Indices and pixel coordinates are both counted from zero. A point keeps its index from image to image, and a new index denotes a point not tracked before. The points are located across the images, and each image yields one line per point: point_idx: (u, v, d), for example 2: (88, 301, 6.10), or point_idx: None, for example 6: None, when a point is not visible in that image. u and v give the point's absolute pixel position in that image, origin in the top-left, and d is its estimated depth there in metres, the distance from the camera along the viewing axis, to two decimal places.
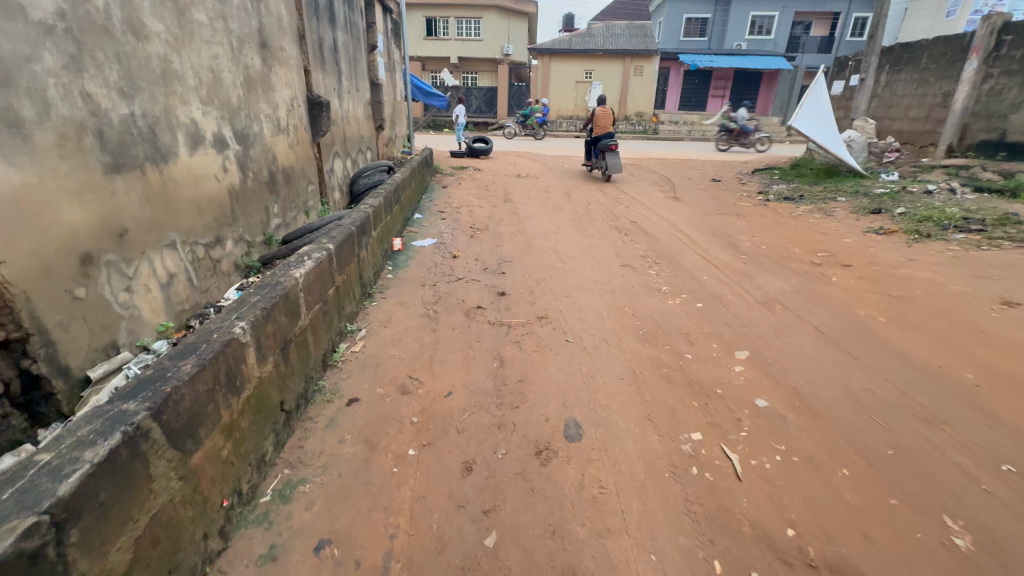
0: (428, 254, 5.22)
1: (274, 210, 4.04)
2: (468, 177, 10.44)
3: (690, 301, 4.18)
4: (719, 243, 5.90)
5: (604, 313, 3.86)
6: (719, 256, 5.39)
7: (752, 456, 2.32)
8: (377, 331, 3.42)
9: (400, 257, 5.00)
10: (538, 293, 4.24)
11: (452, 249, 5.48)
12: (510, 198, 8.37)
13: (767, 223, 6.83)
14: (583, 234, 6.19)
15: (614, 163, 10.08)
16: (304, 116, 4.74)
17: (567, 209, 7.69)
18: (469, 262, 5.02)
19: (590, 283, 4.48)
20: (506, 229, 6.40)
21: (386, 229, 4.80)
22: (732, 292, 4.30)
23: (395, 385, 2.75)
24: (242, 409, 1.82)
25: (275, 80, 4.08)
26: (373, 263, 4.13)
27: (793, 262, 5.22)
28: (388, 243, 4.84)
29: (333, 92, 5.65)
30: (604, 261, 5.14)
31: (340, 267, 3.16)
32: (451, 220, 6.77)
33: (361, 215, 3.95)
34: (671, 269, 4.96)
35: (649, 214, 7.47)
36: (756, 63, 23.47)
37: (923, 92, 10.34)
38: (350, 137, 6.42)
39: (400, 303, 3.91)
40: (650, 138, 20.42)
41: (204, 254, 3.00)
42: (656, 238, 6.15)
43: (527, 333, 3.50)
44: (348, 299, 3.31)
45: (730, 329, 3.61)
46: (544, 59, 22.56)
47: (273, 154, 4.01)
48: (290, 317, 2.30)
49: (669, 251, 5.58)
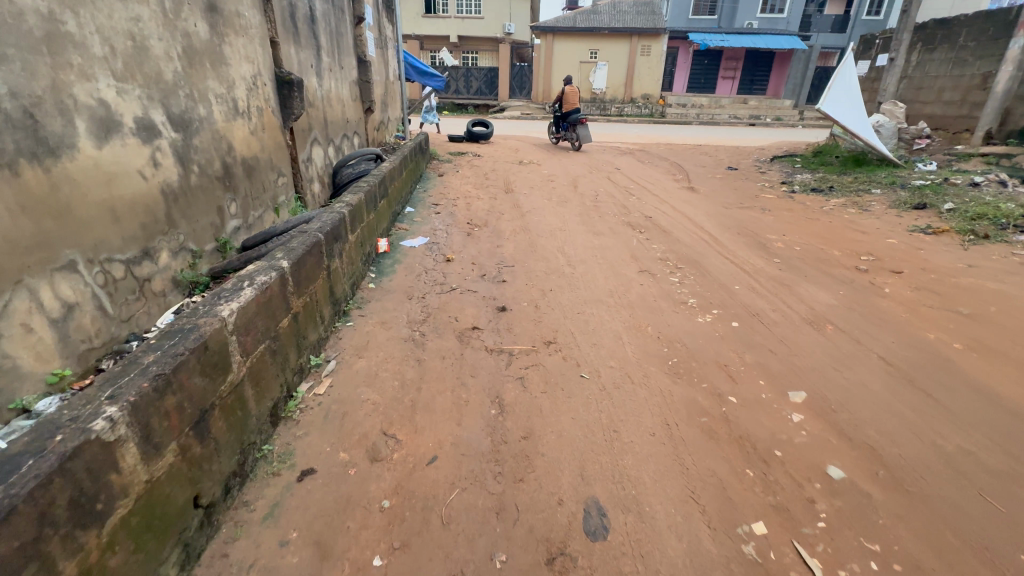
0: (417, 257, 4.58)
1: (231, 210, 3.40)
2: (467, 164, 9.74)
3: (723, 319, 3.56)
4: (747, 243, 5.26)
5: (623, 335, 3.24)
6: (748, 260, 4.74)
7: (838, 563, 1.73)
8: (350, 363, 2.80)
9: (385, 262, 4.35)
10: (543, 308, 3.61)
11: (446, 251, 4.82)
12: (512, 188, 7.71)
13: (796, 219, 6.16)
14: (592, 232, 5.54)
15: (585, 134, 11.51)
16: (270, 97, 4.05)
17: (573, 200, 7.02)
18: (463, 268, 4.38)
19: (604, 295, 3.86)
20: (507, 225, 5.75)
21: (368, 229, 4.17)
22: (771, 307, 3.67)
23: (364, 447, 2.14)
24: (108, 543, 1.22)
25: (229, 53, 3.39)
26: (350, 273, 3.51)
27: (835, 267, 4.58)
28: (370, 244, 4.21)
29: (309, 69, 4.94)
30: (619, 266, 4.50)
31: (301, 288, 2.54)
32: (447, 215, 6.10)
33: (333, 216, 3.29)
34: (695, 277, 4.33)
35: (663, 206, 6.81)
36: (770, 43, 22.41)
37: (959, 73, 9.53)
38: (332, 121, 5.73)
39: (380, 323, 3.29)
40: (657, 122, 19.57)
41: (124, 273, 2.37)
42: (674, 236, 5.51)
43: (532, 364, 2.88)
44: (313, 325, 2.70)
45: (776, 359, 2.99)
46: (548, 38, 21.51)
47: (227, 143, 3.34)
48: (211, 375, 1.68)
49: (691, 253, 4.95)
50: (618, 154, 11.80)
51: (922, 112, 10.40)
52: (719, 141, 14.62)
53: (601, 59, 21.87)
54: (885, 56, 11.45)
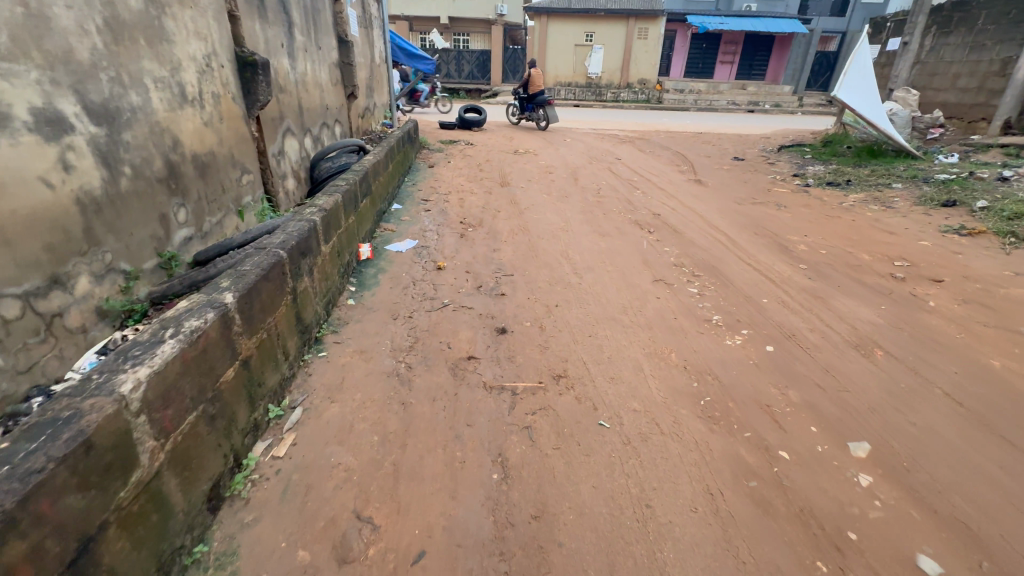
0: (404, 264, 4.06)
1: (179, 217, 2.85)
2: (459, 154, 9.15)
3: (755, 341, 3.10)
4: (767, 245, 4.79)
5: (644, 365, 2.77)
6: (772, 265, 4.29)
7: None
8: (321, 408, 2.31)
9: (367, 272, 3.84)
10: (549, 330, 3.13)
11: (437, 256, 4.31)
12: (508, 181, 7.17)
13: (816, 218, 5.71)
14: (598, 232, 5.06)
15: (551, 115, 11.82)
16: (228, 80, 3.47)
17: (575, 195, 6.51)
18: (456, 277, 3.88)
19: (617, 312, 3.39)
20: (504, 224, 5.24)
21: (348, 235, 3.65)
22: (807, 327, 3.22)
23: (332, 541, 1.67)
24: None
25: (172, 27, 2.82)
26: (324, 291, 3.00)
27: (868, 275, 4.15)
28: (351, 252, 3.70)
29: (278, 48, 4.34)
30: (631, 274, 4.03)
31: (254, 325, 2.03)
32: (438, 213, 5.56)
33: (301, 227, 2.76)
34: (716, 287, 3.88)
35: (671, 202, 6.33)
36: (770, 26, 21.74)
37: (977, 58, 9.05)
38: (308, 108, 5.14)
39: (358, 352, 2.79)
40: (655, 109, 18.96)
41: (22, 311, 1.85)
42: (687, 236, 5.05)
43: (541, 408, 2.41)
44: (271, 367, 2.19)
45: (825, 397, 2.54)
46: (542, 20, 20.71)
47: (171, 137, 2.79)
48: (102, 485, 1.19)
49: (707, 257, 4.49)
50: (617, 143, 11.25)
51: (934, 99, 9.94)
52: (721, 129, 14.10)
53: (597, 42, 21.05)
54: (898, 40, 10.90)
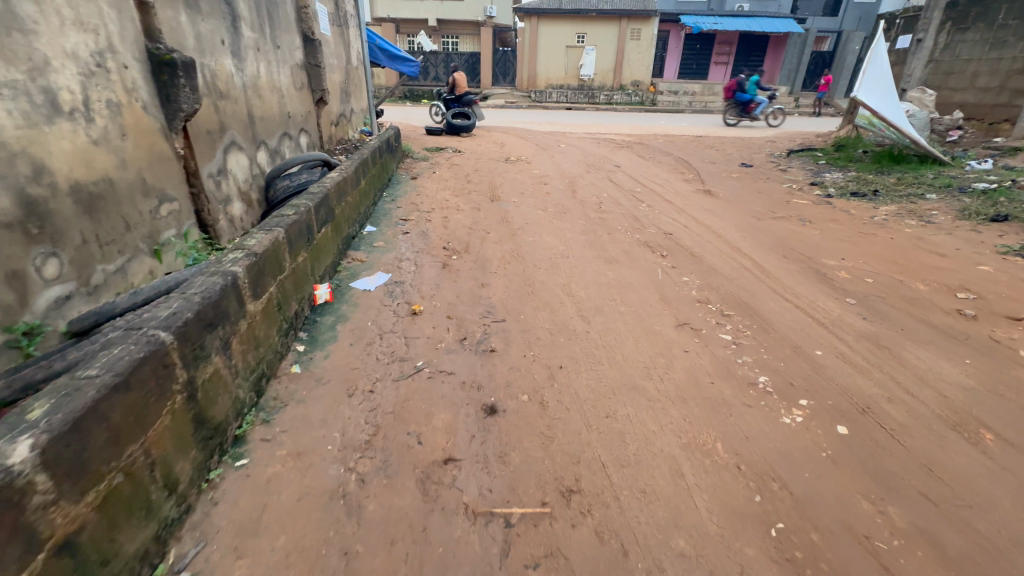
0: (372, 309, 3.31)
1: (45, 272, 2.08)
2: (445, 163, 8.42)
3: (822, 418, 2.39)
4: (801, 272, 4.10)
5: (684, 466, 2.04)
6: (814, 300, 3.59)
7: None
8: (221, 569, 1.56)
9: (323, 322, 3.09)
10: (553, 408, 2.39)
11: (412, 295, 3.56)
12: (498, 195, 6.45)
13: (848, 236, 5.04)
14: (604, 258, 4.34)
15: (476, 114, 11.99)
16: (135, 84, 2.70)
17: (574, 211, 5.80)
18: (434, 326, 3.13)
19: (638, 375, 2.67)
20: (493, 249, 4.50)
21: (295, 279, 2.88)
22: (882, 395, 2.52)
23: None
24: None
25: (32, 12, 2.06)
26: (250, 365, 2.23)
27: (930, 311, 3.47)
28: (300, 299, 2.94)
29: (215, 45, 3.58)
30: (649, 317, 3.31)
31: (91, 472, 1.28)
32: (418, 236, 4.82)
33: (210, 285, 2.00)
34: (753, 334, 3.17)
35: (683, 217, 5.63)
36: (765, 26, 21.26)
37: (997, 56, 8.47)
38: (262, 117, 4.38)
39: (293, 455, 2.03)
40: (650, 111, 18.34)
41: None
42: (707, 261, 4.36)
43: (548, 553, 1.67)
44: (135, 521, 1.44)
45: (942, 522, 1.83)
46: (532, 21, 20.04)
47: (30, 163, 2.03)
48: None
49: (736, 290, 3.79)
50: (615, 148, 10.56)
51: (950, 99, 9.35)
52: (721, 132, 13.48)
53: (589, 43, 20.39)
54: (910, 37, 10.33)
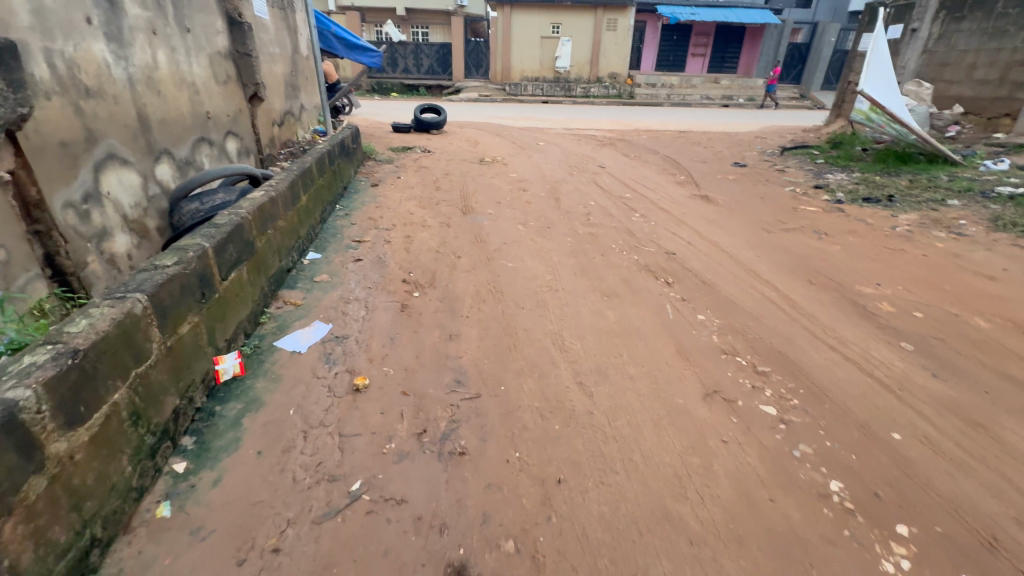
0: (298, 384, 2.43)
1: None
2: (412, 166, 7.51)
3: (938, 565, 1.67)
4: (837, 305, 3.42)
5: None
6: (866, 349, 2.89)
7: None
8: None
9: (224, 413, 2.20)
10: (555, 569, 1.62)
11: (357, 356, 2.70)
12: (471, 205, 5.60)
13: (874, 252, 4.38)
14: (600, 291, 3.57)
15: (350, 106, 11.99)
16: None
17: (559, 225, 5.00)
18: (383, 412, 2.28)
19: (668, 491, 1.90)
20: (465, 281, 3.67)
21: (173, 362, 1.99)
22: (1007, 515, 1.83)
23: None
24: None
25: None
26: (57, 546, 1.37)
27: (1008, 360, 2.81)
28: (183, 388, 2.05)
29: (71, 22, 2.60)
30: (669, 383, 2.54)
31: None
32: (372, 264, 3.93)
33: None
34: (804, 404, 2.44)
35: (683, 230, 4.91)
36: (741, 17, 20.77)
37: (996, 46, 7.98)
38: (164, 119, 3.41)
39: None
40: (629, 105, 17.63)
41: None
42: (722, 291, 3.63)
43: None
44: None
45: None
46: (504, 10, 19.02)
47: None
48: None
49: (767, 334, 3.06)
50: (597, 146, 9.78)
51: (945, 93, 8.87)
52: (706, 126, 12.83)
53: (564, 34, 19.50)
54: (901, 26, 9.81)
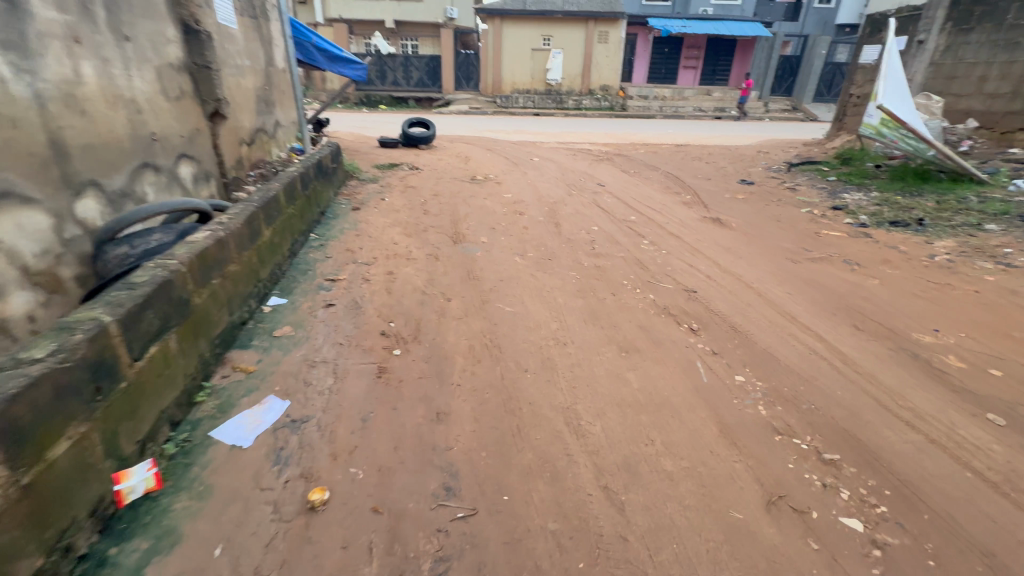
0: (233, 500, 1.83)
1: None
2: (399, 185, 6.95)
3: None
4: (897, 360, 2.89)
5: None
6: (950, 424, 2.36)
7: None
8: None
9: (121, 558, 1.59)
10: None
11: (318, 450, 2.11)
12: (462, 232, 5.04)
13: (918, 287, 3.89)
14: (616, 343, 3.01)
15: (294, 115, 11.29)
16: None
17: (562, 255, 4.46)
18: (345, 546, 1.69)
19: None
20: (456, 332, 3.09)
21: (34, 505, 1.39)
22: None
23: None
24: None
25: None
26: None
27: None
28: (52, 538, 1.44)
29: None
30: (720, 487, 1.97)
31: None
32: (346, 311, 3.34)
33: None
34: (896, 514, 1.89)
35: (700, 261, 4.39)
36: (732, 29, 20.68)
37: (1009, 58, 7.65)
38: (91, 143, 2.82)
39: None
40: (623, 118, 17.30)
41: None
42: (760, 342, 3.08)
43: None
44: None
45: None
46: (495, 23, 18.71)
47: None
48: None
49: (826, 403, 2.51)
50: (594, 162, 9.31)
51: (954, 107, 8.53)
52: (704, 139, 12.45)
53: (555, 46, 19.20)
54: (905, 38, 9.54)
